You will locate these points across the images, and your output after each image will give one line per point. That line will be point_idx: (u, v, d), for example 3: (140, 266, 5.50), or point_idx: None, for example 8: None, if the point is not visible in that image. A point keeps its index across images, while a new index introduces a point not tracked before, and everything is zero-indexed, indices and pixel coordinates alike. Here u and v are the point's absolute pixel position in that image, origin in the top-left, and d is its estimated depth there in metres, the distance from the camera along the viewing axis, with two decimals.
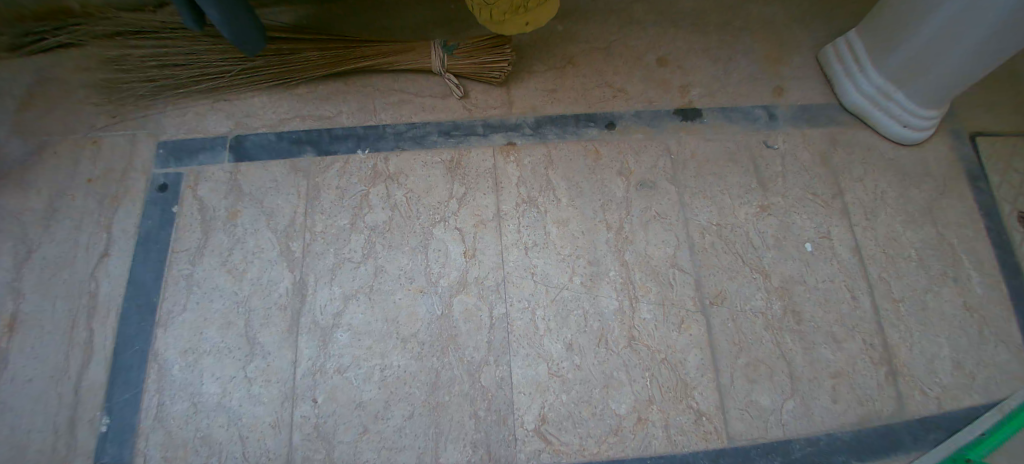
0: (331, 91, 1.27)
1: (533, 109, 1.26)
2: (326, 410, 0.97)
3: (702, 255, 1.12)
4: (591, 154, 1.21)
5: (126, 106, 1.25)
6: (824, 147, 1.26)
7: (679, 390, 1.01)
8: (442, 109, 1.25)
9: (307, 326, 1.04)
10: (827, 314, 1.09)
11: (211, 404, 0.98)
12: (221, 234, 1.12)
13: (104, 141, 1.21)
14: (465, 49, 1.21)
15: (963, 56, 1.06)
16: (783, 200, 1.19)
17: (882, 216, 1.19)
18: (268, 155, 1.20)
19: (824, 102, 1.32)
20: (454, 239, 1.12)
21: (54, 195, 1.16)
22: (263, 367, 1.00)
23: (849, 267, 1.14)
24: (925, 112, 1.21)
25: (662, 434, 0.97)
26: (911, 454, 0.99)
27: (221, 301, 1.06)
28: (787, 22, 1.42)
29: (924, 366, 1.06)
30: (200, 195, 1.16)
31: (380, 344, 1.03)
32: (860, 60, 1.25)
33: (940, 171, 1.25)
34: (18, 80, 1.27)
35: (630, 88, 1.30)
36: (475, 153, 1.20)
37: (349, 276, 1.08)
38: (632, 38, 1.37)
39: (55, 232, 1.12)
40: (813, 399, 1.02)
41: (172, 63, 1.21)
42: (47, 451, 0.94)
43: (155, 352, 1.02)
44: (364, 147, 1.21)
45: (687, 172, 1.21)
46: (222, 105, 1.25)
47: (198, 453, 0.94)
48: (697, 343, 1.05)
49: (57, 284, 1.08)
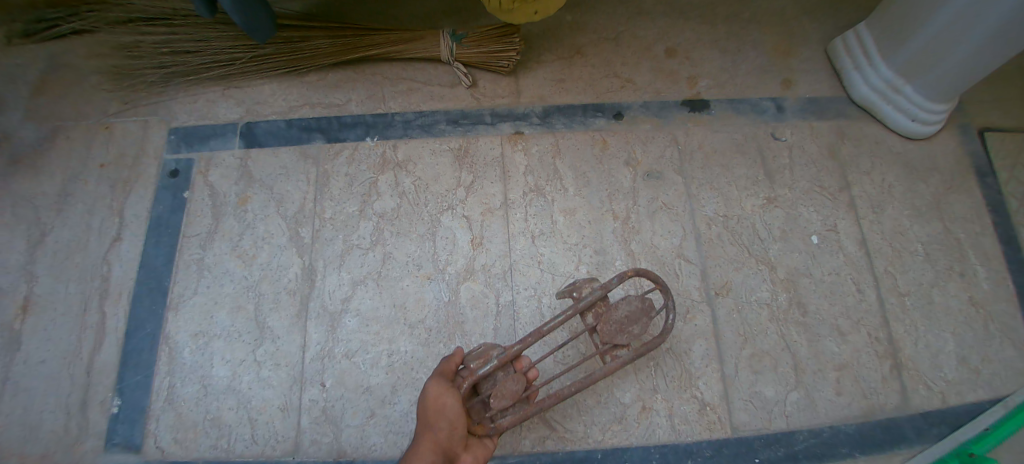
0: (340, 79, 1.28)
1: (542, 99, 1.26)
2: (334, 394, 0.99)
3: (707, 246, 1.13)
4: (599, 144, 1.21)
5: (138, 92, 1.26)
6: (831, 140, 1.26)
7: (684, 379, 1.02)
8: (451, 98, 1.26)
9: (316, 310, 1.05)
10: (832, 306, 1.09)
11: (221, 387, 0.99)
12: (232, 220, 1.13)
13: (116, 127, 1.23)
14: (474, 38, 1.21)
15: (972, 49, 1.05)
16: (790, 192, 1.19)
17: (890, 210, 1.19)
18: (279, 142, 1.21)
19: (833, 94, 1.31)
20: (462, 227, 1.12)
21: (66, 180, 1.17)
22: (272, 351, 1.02)
23: (855, 260, 1.14)
24: (934, 106, 1.21)
25: (666, 423, 0.98)
26: (914, 447, 0.99)
27: (232, 285, 1.07)
28: (797, 14, 1.41)
29: (928, 359, 1.06)
30: (211, 180, 1.17)
31: (388, 329, 1.04)
32: (870, 54, 1.25)
33: (949, 166, 1.25)
34: (32, 67, 1.28)
35: (638, 79, 1.30)
36: (483, 142, 1.21)
37: (358, 261, 1.09)
38: (640, 29, 1.37)
39: (67, 216, 1.14)
40: (817, 391, 1.02)
41: (184, 50, 1.22)
42: (59, 431, 0.96)
43: (165, 335, 1.04)
44: (373, 135, 1.21)
45: (695, 163, 1.21)
46: (233, 92, 1.26)
47: (208, 434, 0.96)
48: (702, 333, 1.05)
49: (70, 268, 1.09)
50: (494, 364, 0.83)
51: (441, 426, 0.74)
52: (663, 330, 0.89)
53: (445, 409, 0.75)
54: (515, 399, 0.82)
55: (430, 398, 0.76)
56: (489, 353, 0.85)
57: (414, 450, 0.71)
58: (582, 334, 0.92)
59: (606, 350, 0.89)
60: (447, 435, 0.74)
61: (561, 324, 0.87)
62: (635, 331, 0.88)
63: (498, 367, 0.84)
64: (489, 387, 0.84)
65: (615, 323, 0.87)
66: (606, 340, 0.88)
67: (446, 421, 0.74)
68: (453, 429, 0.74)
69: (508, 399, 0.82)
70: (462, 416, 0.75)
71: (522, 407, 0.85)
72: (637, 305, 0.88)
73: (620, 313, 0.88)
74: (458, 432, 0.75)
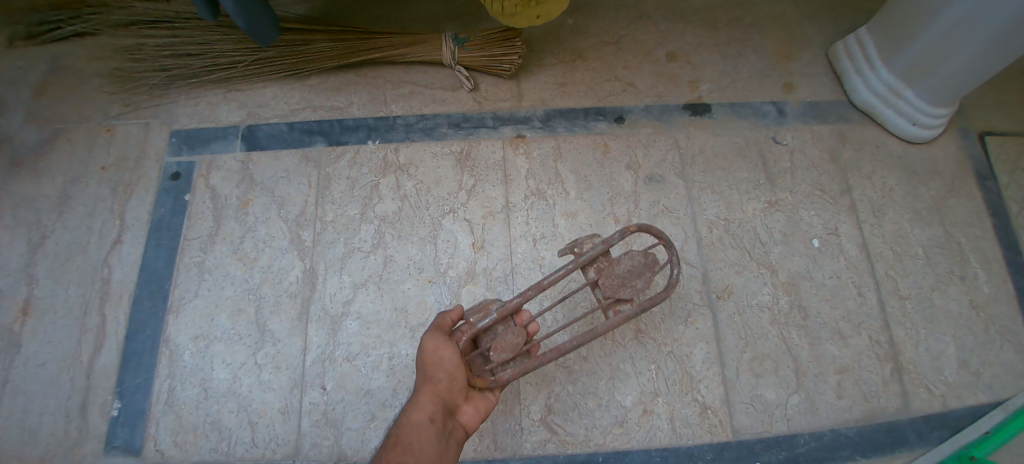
0: (342, 82, 1.28)
1: (543, 103, 1.26)
2: (335, 397, 0.99)
3: (709, 250, 1.13)
4: (600, 147, 1.22)
5: (140, 95, 1.26)
6: (832, 143, 1.26)
7: (685, 383, 1.01)
8: (453, 101, 1.26)
9: (317, 313, 1.05)
10: (833, 310, 1.09)
11: (222, 390, 0.99)
12: (233, 222, 1.13)
13: (117, 130, 1.23)
14: (476, 41, 1.21)
15: (973, 54, 1.06)
16: (791, 196, 1.20)
17: (891, 214, 1.19)
18: (280, 145, 1.21)
19: (834, 98, 1.32)
20: (463, 230, 1.12)
21: (67, 182, 1.17)
22: (273, 354, 1.02)
23: (856, 264, 1.14)
24: (934, 110, 1.21)
25: (667, 427, 0.98)
26: (915, 451, 0.99)
27: (232, 288, 1.07)
28: (797, 19, 1.42)
29: (929, 363, 1.06)
30: (212, 183, 1.17)
31: (389, 332, 1.03)
32: (870, 58, 1.25)
33: (949, 170, 1.25)
34: (33, 69, 1.29)
35: (639, 83, 1.30)
36: (485, 145, 1.21)
37: (359, 264, 1.09)
38: (642, 33, 1.37)
39: (68, 218, 1.14)
40: (818, 394, 1.02)
41: (185, 53, 1.22)
42: (58, 435, 0.96)
43: (166, 338, 1.03)
44: (375, 138, 1.22)
45: (696, 167, 1.21)
46: (235, 95, 1.27)
47: (208, 437, 0.95)
48: (704, 337, 1.05)
49: (71, 270, 1.09)
50: (493, 317, 0.82)
51: (441, 378, 0.75)
52: (667, 285, 0.88)
53: (443, 361, 0.76)
54: (516, 352, 0.81)
55: (429, 351, 0.77)
56: (488, 308, 0.85)
57: (414, 401, 0.72)
58: (584, 289, 0.89)
59: (609, 304, 0.87)
60: (446, 386, 0.75)
61: (562, 277, 0.85)
62: (638, 285, 0.86)
63: (499, 321, 0.83)
64: (489, 341, 0.83)
65: (617, 277, 0.86)
66: (609, 294, 0.85)
67: (445, 373, 0.75)
68: (452, 380, 0.75)
69: (509, 352, 0.80)
70: (460, 368, 0.76)
71: (523, 360, 0.85)
72: (639, 260, 0.87)
73: (622, 267, 0.86)
74: (457, 384, 0.76)
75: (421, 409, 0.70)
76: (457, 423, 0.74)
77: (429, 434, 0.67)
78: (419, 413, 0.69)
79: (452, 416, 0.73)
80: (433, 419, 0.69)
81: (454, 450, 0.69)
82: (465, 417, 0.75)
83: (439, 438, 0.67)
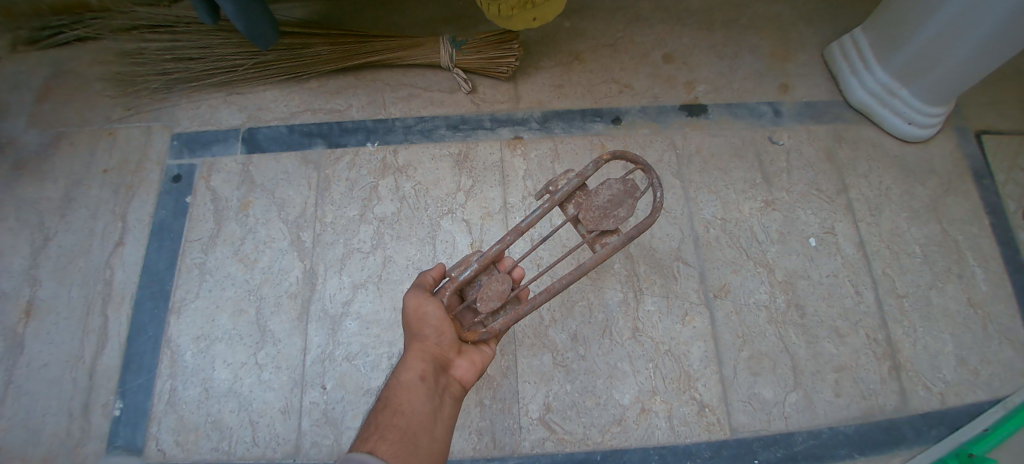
0: (341, 85, 1.29)
1: (540, 104, 1.28)
2: (335, 396, 0.99)
3: (706, 249, 1.13)
4: (597, 148, 1.22)
5: (141, 98, 1.28)
6: (829, 143, 1.27)
7: (683, 381, 1.02)
8: (451, 103, 1.27)
9: (317, 314, 1.06)
10: (830, 308, 1.10)
11: (222, 390, 1.00)
12: (233, 224, 1.14)
13: (119, 133, 1.24)
14: (473, 44, 1.22)
15: (968, 53, 1.06)
16: (788, 195, 1.20)
17: (887, 212, 1.20)
18: (280, 147, 1.22)
19: (830, 99, 1.32)
20: (462, 230, 1.13)
21: (70, 185, 1.18)
22: (274, 353, 1.03)
23: (852, 262, 1.14)
24: (930, 109, 1.22)
25: (665, 426, 0.98)
26: (913, 448, 0.99)
27: (232, 289, 1.08)
28: (793, 20, 1.43)
29: (927, 361, 1.06)
30: (213, 185, 1.18)
31: (389, 332, 1.04)
32: (866, 59, 1.26)
33: (945, 168, 1.25)
34: (36, 74, 1.30)
35: (636, 84, 1.31)
36: (483, 146, 1.22)
37: (358, 265, 1.10)
38: (638, 35, 1.39)
39: (71, 220, 1.15)
40: (816, 393, 1.02)
41: (186, 57, 1.24)
42: (60, 435, 0.96)
43: (167, 338, 1.04)
44: (373, 140, 1.23)
45: (692, 166, 1.22)
46: (235, 98, 1.28)
47: (209, 437, 0.96)
48: (701, 335, 1.06)
49: (74, 271, 1.10)
50: (473, 268, 0.78)
51: (428, 333, 0.74)
52: (652, 209, 0.82)
53: (428, 317, 0.75)
54: (504, 299, 0.78)
55: (412, 310, 0.76)
56: (468, 260, 0.81)
57: (404, 360, 0.72)
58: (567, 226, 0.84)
59: (594, 238, 0.83)
60: (435, 342, 0.74)
61: (540, 217, 0.81)
62: (621, 214, 0.81)
63: (481, 271, 0.79)
64: (474, 292, 0.80)
65: (598, 209, 0.81)
66: (592, 228, 0.81)
67: (431, 327, 0.74)
68: (440, 335, 0.74)
69: (496, 300, 0.77)
70: (446, 322, 0.75)
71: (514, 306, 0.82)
72: (619, 188, 0.82)
73: (602, 198, 0.81)
74: (446, 338, 0.74)
75: (410, 369, 0.69)
76: (451, 377, 0.74)
77: (419, 392, 0.67)
78: (409, 372, 0.69)
79: (444, 372, 0.73)
80: (423, 377, 0.69)
81: (449, 406, 0.69)
82: (458, 371, 0.75)
83: (431, 397, 0.67)
